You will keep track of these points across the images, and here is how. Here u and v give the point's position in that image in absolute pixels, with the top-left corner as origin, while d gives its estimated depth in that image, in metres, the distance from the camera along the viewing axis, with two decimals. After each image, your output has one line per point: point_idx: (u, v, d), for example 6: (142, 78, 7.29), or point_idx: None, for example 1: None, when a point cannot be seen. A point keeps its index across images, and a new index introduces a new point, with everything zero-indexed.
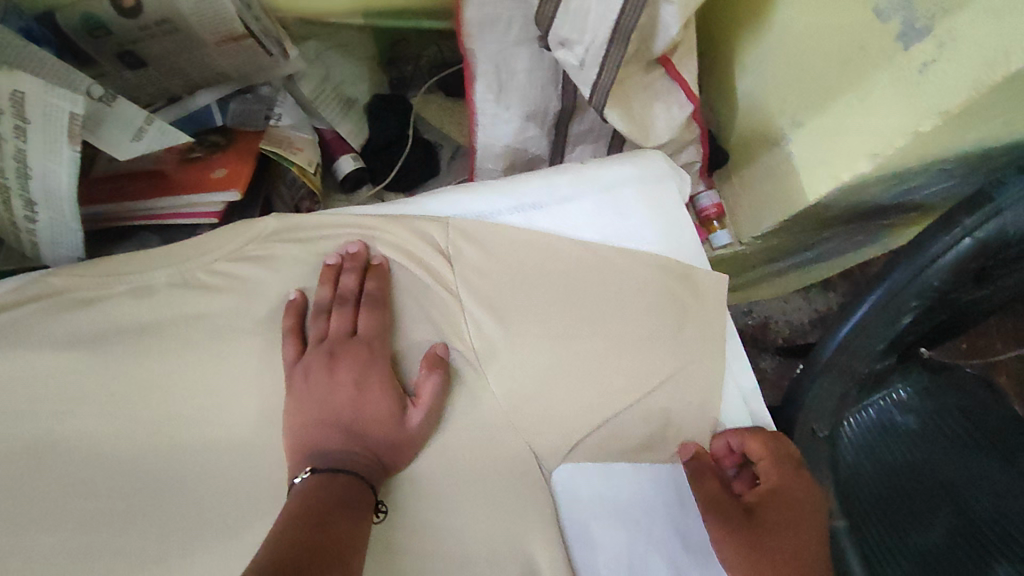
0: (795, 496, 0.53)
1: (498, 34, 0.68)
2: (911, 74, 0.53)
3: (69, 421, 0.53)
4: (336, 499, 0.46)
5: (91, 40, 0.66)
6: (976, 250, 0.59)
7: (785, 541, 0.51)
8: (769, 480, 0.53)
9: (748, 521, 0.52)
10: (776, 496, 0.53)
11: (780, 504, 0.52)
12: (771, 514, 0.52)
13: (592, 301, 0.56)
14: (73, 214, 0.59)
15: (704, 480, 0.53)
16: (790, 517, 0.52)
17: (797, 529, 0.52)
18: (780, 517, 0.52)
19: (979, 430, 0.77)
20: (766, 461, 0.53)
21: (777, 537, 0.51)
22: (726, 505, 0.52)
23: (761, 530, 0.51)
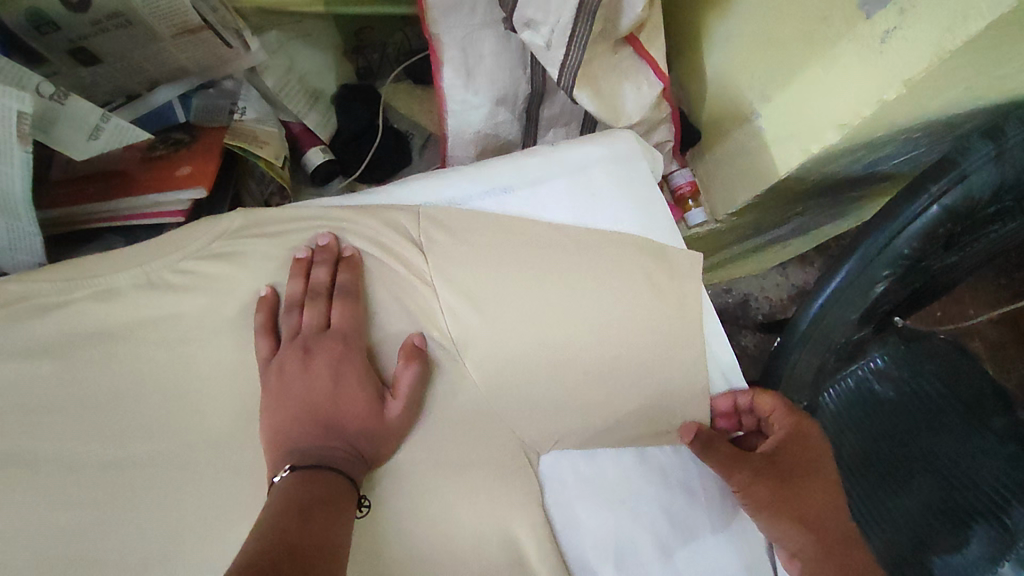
0: (809, 440, 0.56)
1: (463, 16, 0.66)
2: (873, 43, 0.53)
3: (39, 432, 0.52)
4: (318, 496, 0.46)
5: (39, 36, 0.63)
6: (943, 217, 0.60)
7: (809, 479, 0.55)
8: (784, 429, 0.56)
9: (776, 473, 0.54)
10: (793, 443, 0.56)
11: (797, 450, 0.56)
12: (792, 459, 0.55)
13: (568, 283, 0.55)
14: (29, 217, 0.57)
15: (716, 446, 0.54)
16: (808, 458, 0.56)
17: (816, 469, 0.56)
18: (799, 463, 0.55)
19: (953, 393, 0.79)
20: (778, 413, 0.56)
21: (801, 478, 0.55)
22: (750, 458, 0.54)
23: (787, 474, 0.55)
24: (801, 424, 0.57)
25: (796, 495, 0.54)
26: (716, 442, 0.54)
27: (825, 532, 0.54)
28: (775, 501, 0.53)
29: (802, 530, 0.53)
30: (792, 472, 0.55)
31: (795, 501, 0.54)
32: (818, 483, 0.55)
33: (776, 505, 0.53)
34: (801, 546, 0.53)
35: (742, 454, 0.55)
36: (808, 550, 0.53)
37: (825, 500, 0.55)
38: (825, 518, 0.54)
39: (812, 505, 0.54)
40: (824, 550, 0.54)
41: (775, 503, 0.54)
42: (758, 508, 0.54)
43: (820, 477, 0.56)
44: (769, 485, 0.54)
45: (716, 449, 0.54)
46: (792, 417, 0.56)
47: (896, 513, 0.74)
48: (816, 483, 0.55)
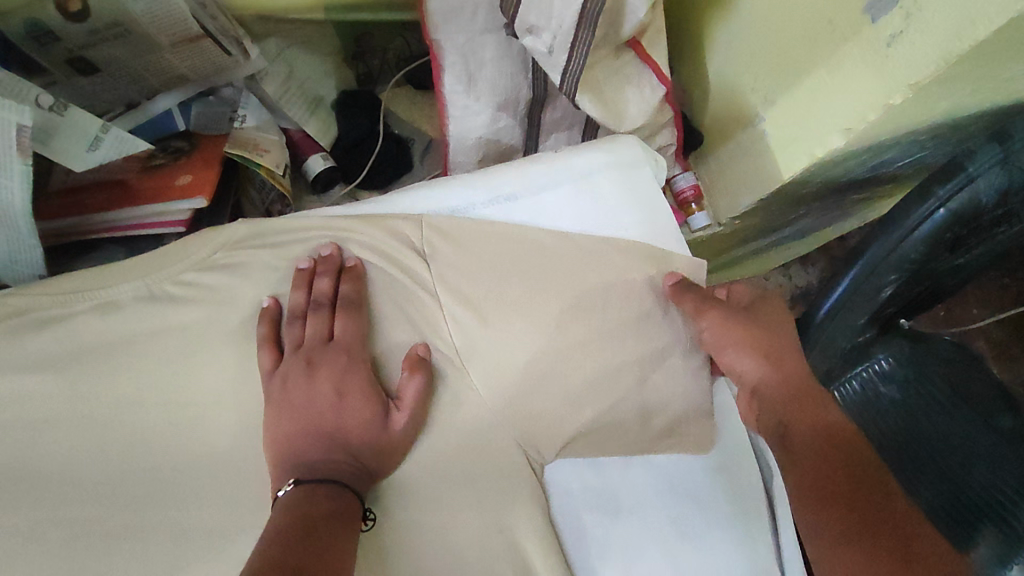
0: (775, 301, 0.59)
1: (463, 22, 0.66)
2: (879, 47, 0.53)
3: (40, 447, 0.51)
4: (322, 511, 0.45)
5: (38, 47, 0.63)
6: (950, 221, 0.59)
7: (771, 332, 0.57)
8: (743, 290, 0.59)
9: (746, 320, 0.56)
10: (754, 301, 0.58)
11: (759, 307, 0.58)
12: (753, 311, 0.57)
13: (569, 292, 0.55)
14: (30, 230, 0.57)
15: (701, 292, 0.55)
16: (769, 314, 0.58)
17: (780, 324, 0.57)
18: (765, 319, 0.57)
19: (963, 397, 0.77)
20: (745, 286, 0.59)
21: (762, 328, 0.56)
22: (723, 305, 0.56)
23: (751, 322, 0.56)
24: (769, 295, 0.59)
25: (759, 338, 0.56)
26: (692, 290, 0.55)
27: (786, 376, 0.55)
28: (742, 340, 0.55)
29: (765, 369, 0.55)
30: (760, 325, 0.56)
31: (757, 345, 0.55)
32: (784, 337, 0.57)
33: (742, 347, 0.55)
34: (762, 381, 0.55)
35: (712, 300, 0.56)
36: (768, 386, 0.55)
37: (786, 352, 0.56)
38: (785, 364, 0.55)
39: (773, 350, 0.56)
40: (785, 392, 0.54)
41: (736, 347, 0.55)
42: (724, 347, 0.56)
43: (780, 331, 0.57)
44: (739, 326, 0.55)
45: (692, 295, 0.55)
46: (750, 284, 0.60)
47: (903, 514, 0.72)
48: (776, 334, 0.57)
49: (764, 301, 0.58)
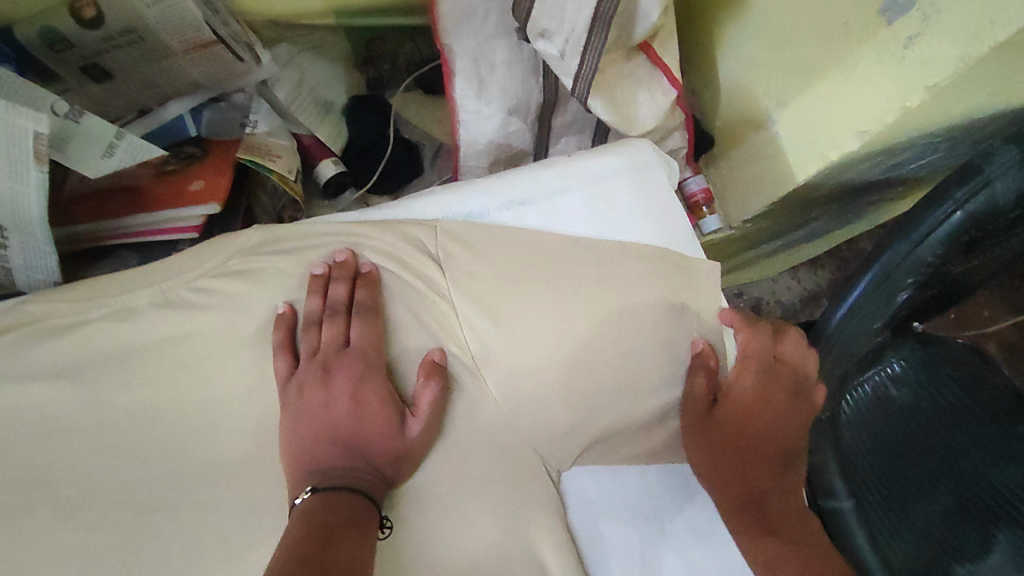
0: (763, 393, 0.56)
1: (475, 27, 0.66)
2: (896, 49, 0.52)
3: (56, 454, 0.51)
4: (338, 521, 0.45)
5: (53, 54, 0.63)
6: (967, 223, 0.58)
7: (762, 410, 0.56)
8: (755, 342, 0.55)
9: (711, 417, 0.55)
10: (732, 394, 0.55)
11: (766, 376, 0.56)
12: (760, 379, 0.56)
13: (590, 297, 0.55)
14: (45, 236, 0.57)
15: (694, 384, 0.55)
16: (774, 384, 0.56)
17: (741, 422, 0.56)
18: (731, 417, 0.55)
19: (978, 400, 0.74)
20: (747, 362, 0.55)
21: (752, 408, 0.56)
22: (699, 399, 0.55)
23: (746, 404, 0.55)
24: (752, 376, 0.56)
25: (712, 438, 0.55)
26: (708, 367, 0.55)
27: (724, 450, 0.55)
28: (698, 436, 0.55)
29: (706, 456, 0.56)
30: (721, 423, 0.55)
31: (740, 430, 0.56)
32: (741, 433, 0.56)
33: (695, 444, 0.56)
34: (699, 461, 0.56)
35: (695, 395, 0.55)
36: (705, 464, 0.56)
37: (795, 416, 0.57)
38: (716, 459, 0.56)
39: (720, 446, 0.55)
40: (718, 468, 0.56)
41: (718, 444, 0.55)
42: (695, 435, 0.56)
43: (800, 401, 0.58)
44: (699, 423, 0.55)
45: (699, 374, 0.55)
46: (779, 334, 0.57)
47: (911, 523, 0.70)
48: (784, 408, 0.57)
49: (745, 391, 0.56)
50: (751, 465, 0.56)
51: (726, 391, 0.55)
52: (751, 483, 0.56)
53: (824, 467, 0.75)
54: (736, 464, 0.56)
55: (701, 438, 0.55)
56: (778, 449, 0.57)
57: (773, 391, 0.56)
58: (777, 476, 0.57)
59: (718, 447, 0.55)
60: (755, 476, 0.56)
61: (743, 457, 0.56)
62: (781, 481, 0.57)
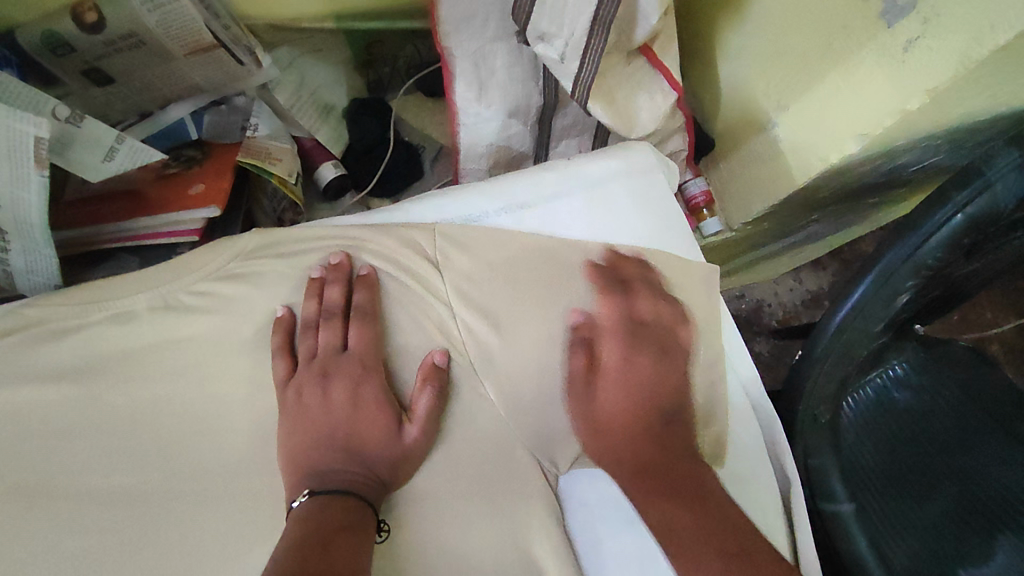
0: (632, 359, 0.54)
1: (475, 29, 0.65)
2: (895, 52, 0.52)
3: (56, 458, 0.51)
4: (335, 525, 0.45)
5: (55, 58, 0.64)
6: (967, 227, 0.58)
7: (640, 378, 0.54)
8: (615, 307, 0.55)
9: (588, 397, 0.54)
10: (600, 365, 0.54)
11: (629, 341, 0.54)
12: (624, 345, 0.54)
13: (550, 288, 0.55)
14: (45, 239, 0.57)
15: (567, 363, 0.54)
16: (640, 346, 0.54)
17: (622, 394, 0.54)
18: (605, 391, 0.54)
19: (976, 401, 0.75)
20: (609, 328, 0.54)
21: (629, 378, 0.54)
22: (574, 381, 0.54)
23: (621, 375, 0.54)
24: (617, 343, 0.54)
25: (594, 418, 0.54)
26: (586, 344, 0.54)
27: (612, 429, 0.54)
28: (582, 420, 0.54)
29: (596, 441, 0.54)
30: (597, 399, 0.54)
31: (624, 405, 0.54)
32: (625, 409, 0.54)
33: (583, 429, 0.54)
34: (597, 450, 0.54)
35: (571, 376, 0.54)
36: (601, 449, 0.54)
37: (664, 371, 0.55)
38: (606, 439, 0.53)
39: (605, 426, 0.54)
40: (613, 452, 0.53)
41: (604, 425, 0.54)
42: (581, 419, 0.54)
43: (669, 354, 0.55)
44: (580, 405, 0.54)
45: (577, 354, 0.54)
46: (631, 290, 0.55)
47: (913, 527, 0.68)
48: (651, 368, 0.54)
49: (616, 361, 0.54)
50: (650, 441, 0.53)
51: (595, 364, 0.54)
52: (653, 460, 0.52)
53: (823, 469, 0.67)
54: (631, 442, 0.53)
55: (586, 422, 0.54)
56: (655, 410, 0.54)
57: (645, 355, 0.54)
58: (663, 440, 0.53)
59: (606, 428, 0.54)
60: (651, 451, 0.52)
61: (638, 434, 0.53)
62: (681, 448, 0.53)
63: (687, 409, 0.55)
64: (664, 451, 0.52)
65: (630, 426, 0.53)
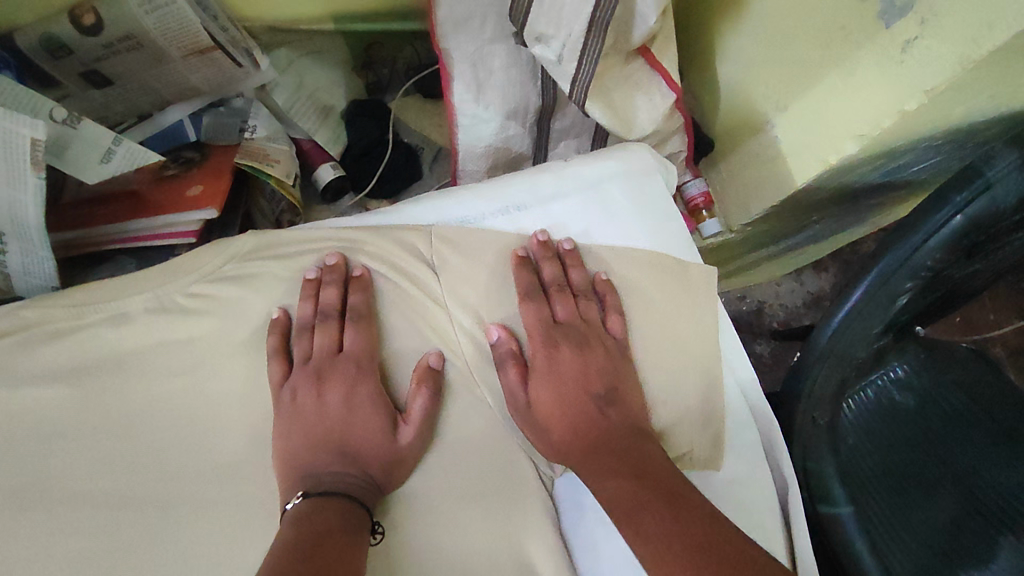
0: (557, 356, 0.53)
1: (473, 31, 0.66)
2: (893, 52, 0.52)
3: (52, 459, 0.51)
4: (329, 527, 0.45)
5: (54, 60, 0.64)
6: (968, 227, 0.57)
7: (571, 376, 0.53)
8: (535, 309, 0.54)
9: (528, 406, 0.53)
10: (529, 368, 0.53)
11: (550, 339, 0.53)
12: (546, 346, 0.53)
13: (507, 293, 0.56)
14: (42, 241, 0.58)
15: (502, 374, 0.53)
16: (566, 341, 0.53)
17: (556, 394, 0.52)
18: (545, 392, 0.52)
19: (978, 405, 0.74)
20: (534, 327, 0.54)
21: (558, 376, 0.53)
22: (512, 393, 0.53)
23: (547, 371, 0.53)
24: (540, 345, 0.53)
25: (538, 422, 0.52)
26: (512, 356, 0.53)
27: (557, 430, 0.52)
28: (529, 429, 0.52)
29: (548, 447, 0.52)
30: (535, 404, 0.52)
31: (558, 405, 0.52)
32: (563, 409, 0.52)
33: (536, 436, 0.52)
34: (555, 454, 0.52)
35: (510, 388, 0.53)
36: (556, 451, 0.52)
37: (593, 361, 0.53)
38: (558, 439, 0.51)
39: (551, 428, 0.52)
40: (567, 454, 0.51)
41: (548, 428, 0.52)
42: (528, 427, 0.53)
43: (593, 344, 0.54)
44: (522, 414, 0.53)
45: (508, 366, 0.53)
46: (550, 295, 0.55)
47: (913, 530, 0.67)
48: (577, 361, 0.53)
49: (545, 362, 0.53)
50: (595, 434, 0.51)
51: (525, 369, 0.53)
52: (603, 451, 0.50)
53: (823, 473, 0.66)
54: (579, 438, 0.51)
55: (533, 430, 0.52)
56: (592, 399, 0.52)
57: (569, 350, 0.53)
58: (606, 429, 0.51)
59: (553, 431, 0.52)
60: (600, 439, 0.50)
61: (585, 430, 0.51)
62: (626, 433, 0.51)
63: (626, 395, 0.53)
64: (600, 439, 0.50)
65: (574, 421, 0.52)
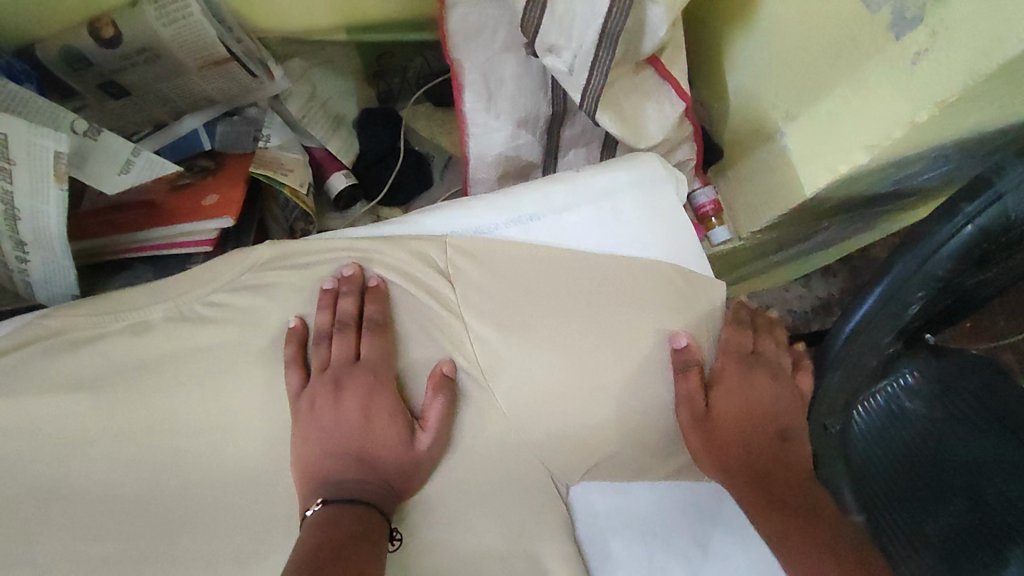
0: (750, 381, 0.57)
1: (485, 41, 0.67)
2: (905, 64, 0.52)
3: (73, 465, 0.53)
4: (349, 533, 0.46)
5: (73, 72, 0.65)
6: (978, 238, 0.57)
7: (757, 400, 0.57)
8: (734, 335, 0.57)
9: (707, 415, 0.55)
10: (716, 381, 0.56)
11: (747, 365, 0.57)
12: (740, 369, 0.57)
13: (616, 320, 0.55)
14: (64, 251, 0.59)
15: (687, 376, 0.54)
16: (756, 369, 0.57)
17: (734, 411, 0.56)
18: (731, 406, 0.56)
19: (991, 408, 0.72)
20: (727, 350, 0.57)
21: (748, 396, 0.56)
22: (696, 399, 0.54)
23: (737, 389, 0.56)
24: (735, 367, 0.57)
25: (713, 432, 0.55)
26: (697, 364, 0.55)
27: (732, 443, 0.55)
28: (700, 434, 0.55)
29: (715, 454, 0.55)
30: (717, 414, 0.55)
31: (741, 421, 0.56)
32: (739, 427, 0.56)
33: (698, 442, 0.55)
34: (720, 463, 0.55)
35: (692, 395, 0.54)
36: (720, 460, 0.55)
37: (782, 396, 0.58)
38: (730, 452, 0.55)
39: (724, 438, 0.55)
40: (735, 465, 0.55)
41: (722, 439, 0.55)
42: (697, 429, 0.54)
43: (783, 382, 0.59)
44: (694, 420, 0.54)
45: (691, 372, 0.54)
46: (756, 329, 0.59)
47: (924, 535, 0.69)
48: (770, 390, 0.57)
49: (738, 382, 0.56)
50: (769, 462, 0.55)
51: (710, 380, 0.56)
52: (777, 481, 0.55)
53: (832, 477, 0.72)
54: (748, 457, 0.55)
55: (703, 435, 0.55)
56: (772, 424, 0.57)
57: (768, 382, 0.57)
58: (781, 460, 0.56)
59: (726, 443, 0.55)
60: (769, 466, 0.55)
61: (759, 454, 0.56)
62: (795, 469, 0.56)
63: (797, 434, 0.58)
64: (780, 469, 0.55)
65: (750, 443, 0.56)
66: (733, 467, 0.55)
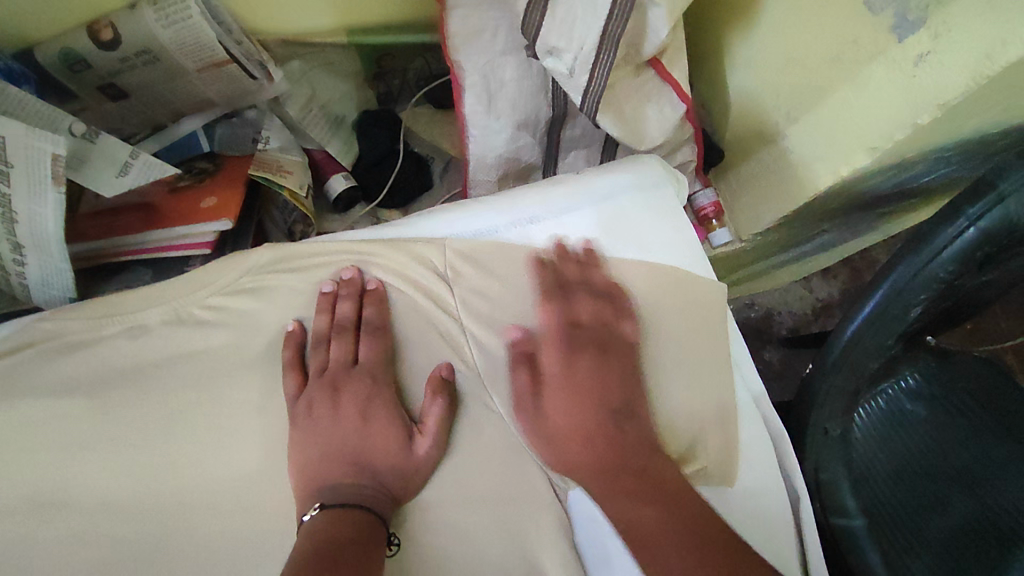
0: (574, 365, 0.54)
1: (485, 43, 0.66)
2: (907, 66, 0.52)
3: (69, 470, 0.52)
4: (346, 538, 0.46)
5: (72, 75, 0.65)
6: (981, 240, 0.57)
7: (583, 386, 0.53)
8: (549, 317, 0.55)
9: (535, 411, 0.53)
10: (542, 377, 0.54)
11: (569, 347, 0.54)
12: (560, 353, 0.54)
13: (495, 311, 0.56)
14: (61, 253, 0.58)
15: (515, 375, 0.54)
16: (580, 349, 0.54)
17: (570, 403, 0.53)
18: (570, 398, 0.53)
19: (989, 414, 0.74)
20: (553, 334, 0.54)
21: (576, 383, 0.53)
22: (525, 399, 0.54)
23: (562, 379, 0.54)
24: (556, 352, 0.54)
25: (548, 429, 0.53)
26: (528, 358, 0.54)
27: (570, 439, 0.52)
28: (533, 435, 0.53)
29: (553, 456, 0.53)
30: (546, 409, 0.53)
31: (574, 413, 0.53)
32: (567, 420, 0.53)
33: (541, 445, 0.53)
34: (563, 463, 0.52)
35: (526, 394, 0.54)
36: (564, 461, 0.52)
37: (613, 373, 0.53)
38: (575, 449, 0.52)
39: (565, 435, 0.53)
40: (580, 465, 0.52)
41: (558, 435, 0.53)
42: (535, 431, 0.53)
43: (619, 355, 0.54)
44: (527, 420, 0.54)
45: (522, 371, 0.54)
46: (569, 295, 0.55)
47: (925, 540, 0.66)
48: (593, 372, 0.53)
49: (559, 372, 0.54)
50: (608, 449, 0.52)
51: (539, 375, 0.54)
52: (626, 470, 0.51)
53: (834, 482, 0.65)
54: (585, 449, 0.52)
55: (540, 435, 0.53)
56: (610, 406, 0.53)
57: (592, 361, 0.54)
58: (619, 443, 0.52)
59: (566, 444, 0.52)
60: (608, 454, 0.51)
61: (602, 442, 0.52)
62: (641, 453, 0.51)
63: (640, 409, 0.53)
64: (620, 452, 0.51)
65: (596, 431, 0.52)
66: (572, 465, 0.52)
